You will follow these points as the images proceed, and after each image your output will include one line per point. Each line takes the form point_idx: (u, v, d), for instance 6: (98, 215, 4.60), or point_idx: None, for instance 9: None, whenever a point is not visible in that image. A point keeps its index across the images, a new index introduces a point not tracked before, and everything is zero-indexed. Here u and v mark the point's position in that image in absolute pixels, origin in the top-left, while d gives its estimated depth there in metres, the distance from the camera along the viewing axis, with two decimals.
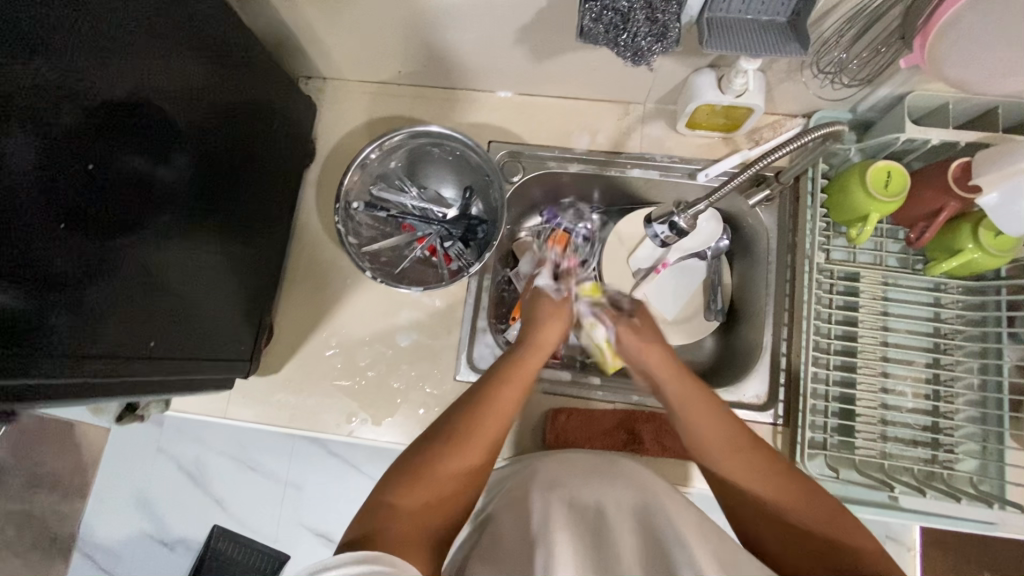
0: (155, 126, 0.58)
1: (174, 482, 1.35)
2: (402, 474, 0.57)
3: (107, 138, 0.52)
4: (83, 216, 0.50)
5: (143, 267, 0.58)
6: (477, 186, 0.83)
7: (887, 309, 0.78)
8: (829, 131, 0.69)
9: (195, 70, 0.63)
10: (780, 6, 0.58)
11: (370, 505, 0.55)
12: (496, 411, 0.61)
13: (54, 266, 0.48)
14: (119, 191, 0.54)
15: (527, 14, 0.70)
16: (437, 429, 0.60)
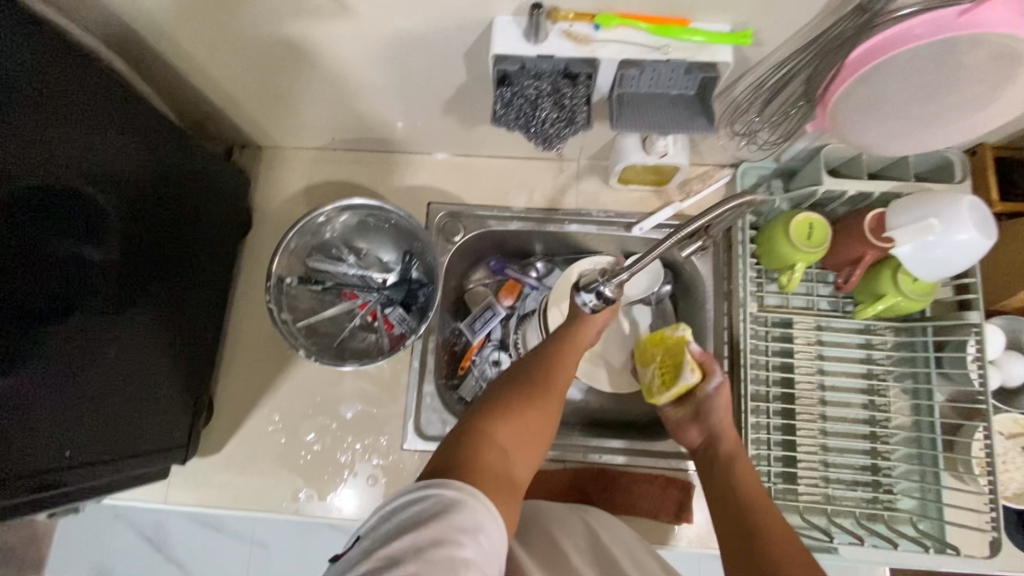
0: (77, 212, 0.56)
1: (131, 550, 1.30)
2: (485, 412, 0.57)
3: (28, 227, 0.50)
4: (9, 311, 0.49)
5: (65, 361, 0.56)
6: (416, 250, 0.83)
7: (822, 352, 0.80)
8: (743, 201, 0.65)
9: (128, 153, 0.63)
10: (687, 82, 0.60)
11: (460, 438, 0.53)
12: (563, 377, 0.63)
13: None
14: (38, 280, 0.52)
15: (449, 88, 0.71)
16: (516, 377, 0.62)
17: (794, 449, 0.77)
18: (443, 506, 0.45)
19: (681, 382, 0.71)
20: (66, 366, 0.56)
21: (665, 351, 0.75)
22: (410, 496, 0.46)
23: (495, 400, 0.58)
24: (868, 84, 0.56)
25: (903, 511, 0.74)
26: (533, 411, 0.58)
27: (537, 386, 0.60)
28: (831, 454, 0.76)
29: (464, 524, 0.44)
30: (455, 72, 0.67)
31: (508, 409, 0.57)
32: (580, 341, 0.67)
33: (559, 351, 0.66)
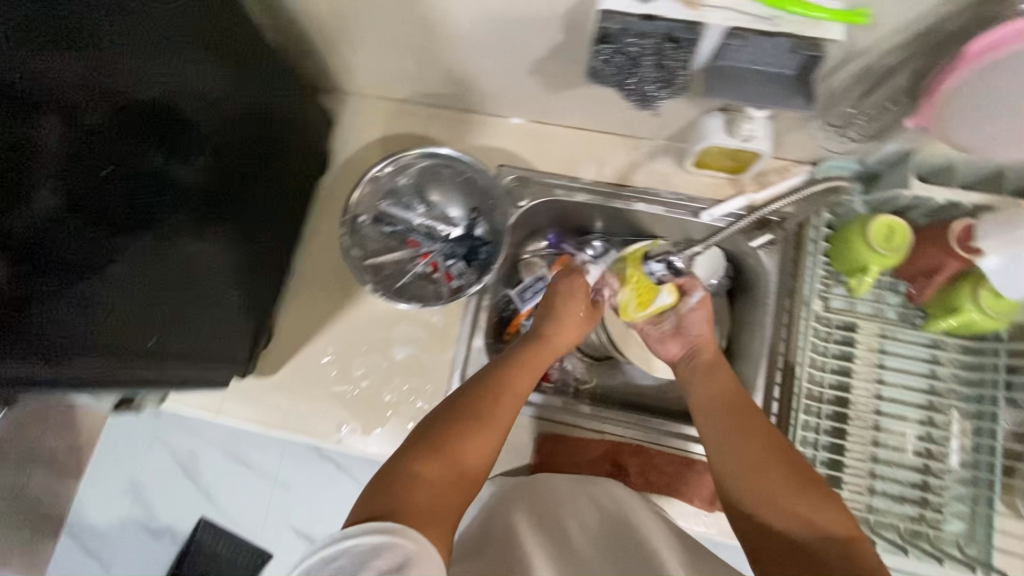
0: (175, 127, 0.59)
1: (167, 473, 1.54)
2: (421, 447, 0.57)
3: (123, 134, 0.53)
4: (99, 210, 0.52)
5: (147, 269, 0.60)
6: (484, 208, 0.85)
7: (884, 361, 0.78)
8: (829, 185, 0.76)
9: (223, 78, 0.65)
10: (789, 60, 0.59)
11: (384, 482, 0.53)
12: (510, 394, 0.66)
13: (61, 253, 0.50)
14: (131, 187, 0.55)
15: (543, 48, 0.72)
16: (457, 402, 0.63)
17: (842, 454, 0.75)
18: (363, 558, 0.44)
19: (659, 303, 0.76)
20: (145, 274, 0.60)
21: (638, 273, 0.79)
22: (328, 553, 0.44)
23: (430, 433, 0.59)
24: (985, 82, 0.54)
25: (950, 532, 0.71)
26: (470, 440, 0.59)
27: (475, 414, 0.61)
28: (880, 464, 0.75)
29: (396, 567, 0.43)
30: (552, 32, 0.68)
31: (442, 443, 0.58)
32: (558, 341, 0.76)
33: (507, 371, 0.68)
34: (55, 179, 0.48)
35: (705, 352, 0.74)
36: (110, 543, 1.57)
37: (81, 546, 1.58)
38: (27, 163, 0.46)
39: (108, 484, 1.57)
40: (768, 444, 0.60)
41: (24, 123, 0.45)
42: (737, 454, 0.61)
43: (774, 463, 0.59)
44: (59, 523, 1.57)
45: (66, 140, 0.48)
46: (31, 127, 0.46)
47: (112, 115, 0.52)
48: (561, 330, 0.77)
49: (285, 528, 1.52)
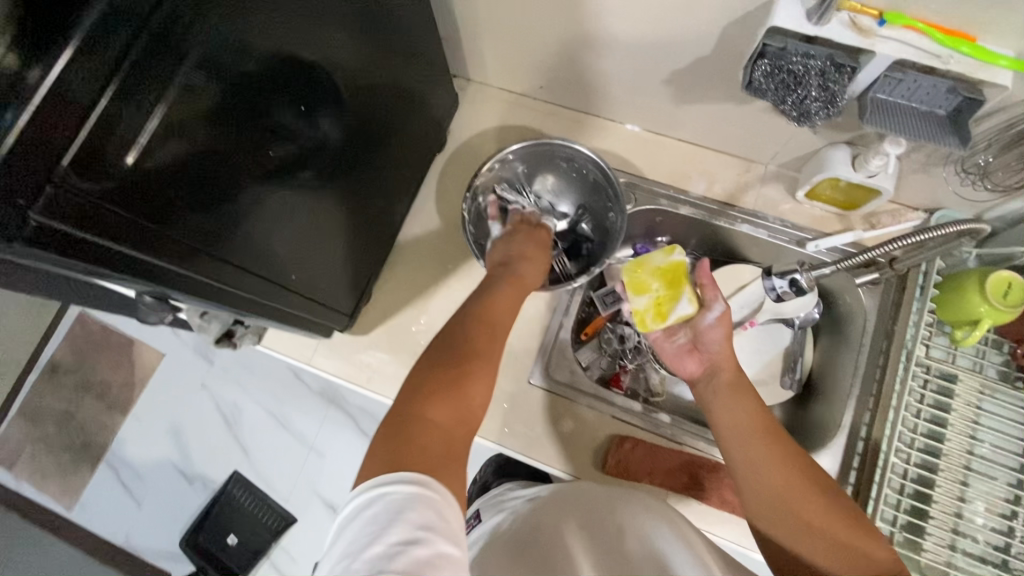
0: (310, 82, 0.59)
1: (211, 421, 1.60)
2: (420, 389, 0.55)
3: (272, 88, 0.54)
4: (260, 162, 0.56)
5: (290, 208, 0.65)
6: (592, 206, 0.87)
7: (980, 418, 0.76)
8: (969, 227, 0.69)
9: (366, 44, 0.68)
10: (943, 100, 0.60)
11: (390, 429, 0.51)
12: (488, 330, 0.63)
13: (234, 198, 0.54)
14: (271, 139, 0.56)
15: (686, 59, 0.74)
16: (433, 350, 0.60)
17: (927, 503, 0.74)
18: (398, 508, 0.43)
19: (679, 313, 0.75)
20: (287, 214, 0.65)
21: (665, 281, 0.78)
22: (364, 502, 0.45)
23: (420, 377, 0.56)
24: None
25: None
26: (468, 373, 0.57)
27: (457, 353, 0.58)
28: (964, 521, 0.73)
29: (425, 521, 0.43)
30: (702, 44, 0.71)
31: (432, 385, 0.55)
32: (531, 278, 0.74)
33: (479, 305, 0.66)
34: (229, 136, 0.50)
35: (725, 372, 0.70)
36: (140, 485, 1.59)
37: (116, 480, 1.60)
38: (191, 119, 0.46)
39: (152, 423, 1.61)
40: (785, 465, 0.60)
41: (211, 82, 0.46)
42: (755, 476, 0.61)
43: (800, 483, 0.59)
44: (100, 452, 1.61)
45: (232, 98, 0.49)
46: (192, 86, 0.45)
47: (265, 70, 0.52)
48: (534, 272, 0.76)
49: (313, 497, 1.54)
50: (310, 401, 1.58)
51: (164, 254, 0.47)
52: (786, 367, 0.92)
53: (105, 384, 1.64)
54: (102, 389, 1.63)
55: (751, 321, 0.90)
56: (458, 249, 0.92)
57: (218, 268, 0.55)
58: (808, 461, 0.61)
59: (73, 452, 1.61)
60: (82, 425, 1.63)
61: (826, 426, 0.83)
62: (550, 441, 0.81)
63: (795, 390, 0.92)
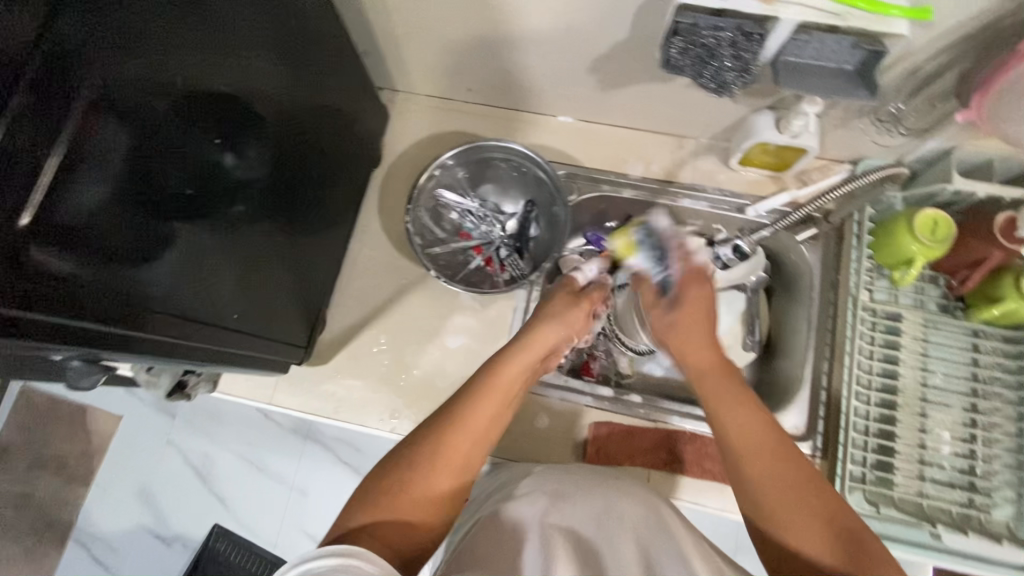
0: (231, 117, 0.59)
1: (180, 478, 1.52)
2: (428, 432, 0.58)
3: (186, 125, 0.53)
4: (158, 202, 0.52)
5: (218, 250, 0.62)
6: (540, 201, 0.86)
7: (928, 351, 0.80)
8: (887, 174, 0.77)
9: (284, 71, 0.66)
10: (850, 55, 0.63)
11: (388, 468, 0.56)
12: (468, 435, 0.58)
13: (136, 247, 0.51)
14: (191, 176, 0.55)
15: (604, 46, 0.75)
16: (404, 453, 0.57)
17: (892, 440, 0.77)
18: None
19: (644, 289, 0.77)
20: (217, 257, 0.62)
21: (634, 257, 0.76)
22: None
23: (377, 479, 0.56)
24: None
25: (1000, 517, 0.72)
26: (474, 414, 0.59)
27: (467, 396, 0.60)
28: (928, 452, 0.76)
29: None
30: (617, 29, 0.71)
31: (392, 487, 0.54)
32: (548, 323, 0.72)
33: (467, 404, 0.60)
34: (125, 183, 0.48)
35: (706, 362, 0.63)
36: (115, 557, 1.52)
37: (88, 555, 1.52)
38: (84, 162, 0.44)
39: (117, 490, 1.53)
40: (785, 478, 0.53)
41: (96, 132, 0.44)
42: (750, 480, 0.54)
43: (787, 496, 0.52)
44: (65, 531, 1.53)
45: (129, 143, 0.47)
46: (94, 129, 0.44)
47: (175, 109, 0.51)
48: (537, 336, 0.69)
49: (302, 536, 1.49)
50: (283, 441, 1.50)
51: (49, 314, 0.44)
52: (747, 329, 0.92)
53: (60, 458, 1.54)
54: (57, 464, 1.54)
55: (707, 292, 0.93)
56: (409, 263, 0.90)
57: (133, 321, 0.52)
58: (804, 465, 0.53)
59: (36, 535, 1.52)
60: (42, 507, 1.52)
61: (790, 382, 0.85)
62: (528, 440, 0.81)
63: (756, 351, 0.92)
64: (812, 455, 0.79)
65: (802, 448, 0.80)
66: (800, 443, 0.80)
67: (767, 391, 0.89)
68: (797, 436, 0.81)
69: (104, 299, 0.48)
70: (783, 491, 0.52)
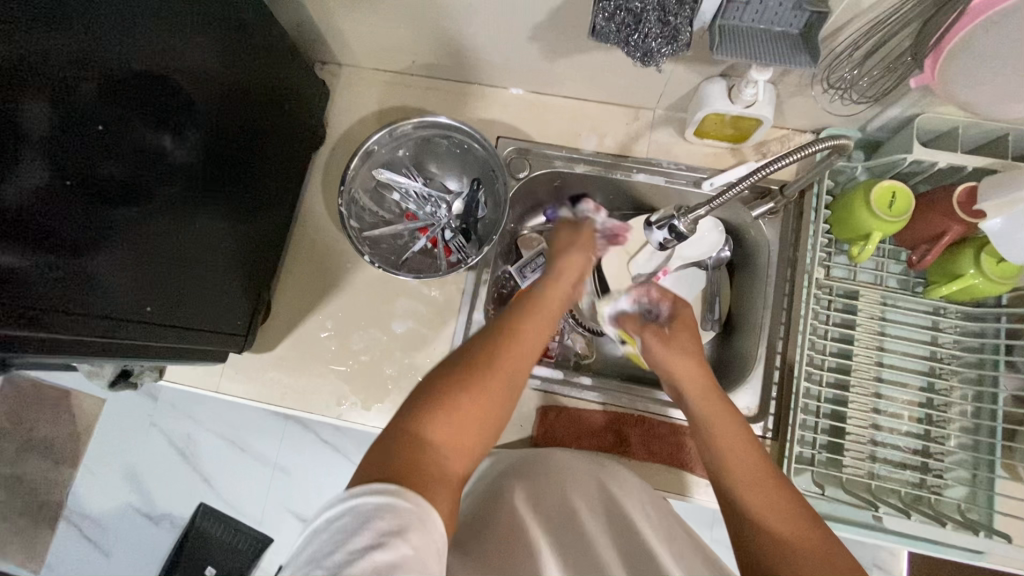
0: (164, 99, 0.58)
1: (164, 458, 1.54)
2: (486, 334, 0.53)
3: (107, 106, 0.53)
4: (83, 183, 0.51)
5: (146, 234, 0.58)
6: (485, 179, 0.83)
7: (885, 329, 0.77)
8: (835, 143, 0.67)
9: (225, 59, 0.67)
10: (792, 18, 0.59)
11: (438, 371, 0.51)
12: (518, 346, 0.53)
13: (50, 227, 0.48)
14: (121, 158, 0.54)
15: (542, 11, 0.71)
16: (455, 355, 0.52)
17: (844, 421, 0.75)
18: (366, 519, 0.40)
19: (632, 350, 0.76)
20: (147, 243, 0.59)
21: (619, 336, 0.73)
22: (332, 512, 0.41)
23: (429, 381, 0.50)
24: (982, 37, 0.54)
25: (951, 496, 0.71)
26: (530, 320, 0.55)
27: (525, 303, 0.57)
28: (881, 433, 0.75)
29: (394, 529, 0.39)
30: None
31: (445, 397, 0.48)
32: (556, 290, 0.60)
33: (516, 314, 0.55)
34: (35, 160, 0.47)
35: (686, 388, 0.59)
36: (105, 535, 1.56)
37: (79, 533, 1.56)
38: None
39: (104, 471, 1.55)
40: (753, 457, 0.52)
41: (7, 106, 0.44)
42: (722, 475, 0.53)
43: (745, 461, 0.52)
44: (57, 510, 1.57)
45: (42, 118, 0.47)
46: (5, 108, 0.44)
47: (95, 89, 0.51)
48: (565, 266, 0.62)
49: (285, 513, 1.51)
50: (263, 421, 1.52)
51: None
52: (706, 308, 0.90)
53: (48, 442, 1.57)
54: (46, 447, 1.57)
55: (666, 270, 0.88)
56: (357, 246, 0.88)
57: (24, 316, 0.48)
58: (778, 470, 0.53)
59: (30, 514, 1.58)
60: (33, 487, 1.58)
61: (744, 361, 0.83)
62: None
63: (715, 330, 0.90)
64: (761, 436, 0.77)
65: (752, 429, 0.77)
66: (750, 424, 0.77)
67: (724, 370, 0.87)
68: (748, 416, 0.78)
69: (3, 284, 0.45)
70: (752, 466, 0.51)
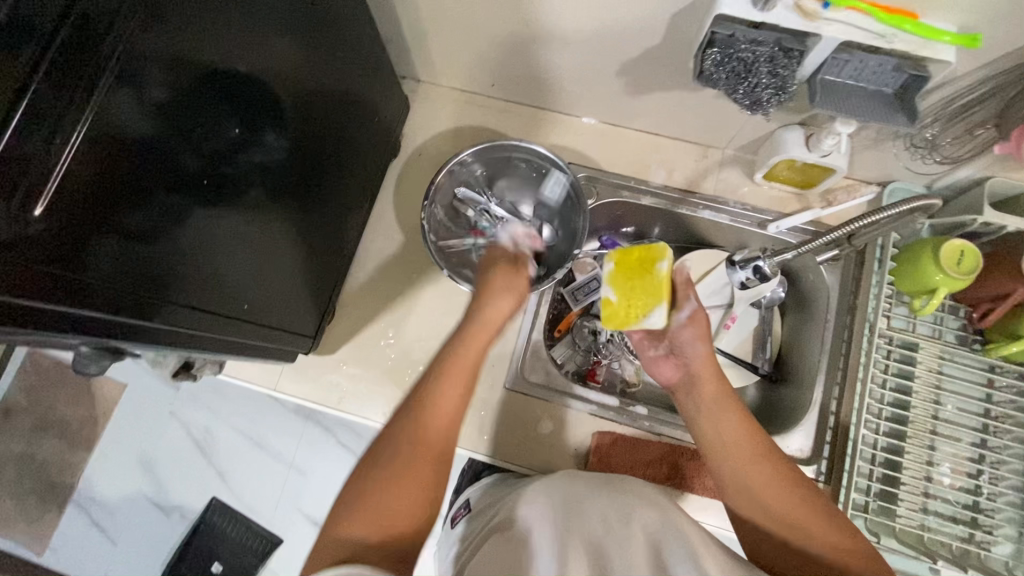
0: (256, 100, 0.57)
1: (183, 449, 1.53)
2: (410, 407, 0.57)
3: (209, 108, 0.51)
4: (189, 183, 0.50)
5: (235, 233, 0.59)
6: (558, 204, 0.85)
7: (941, 382, 0.79)
8: (925, 203, 0.68)
9: (303, 53, 0.64)
10: (891, 79, 0.61)
11: (369, 457, 0.56)
12: (438, 414, 0.57)
13: (159, 229, 0.48)
14: (218, 160, 0.53)
15: (637, 49, 0.73)
16: (390, 431, 0.56)
17: (897, 471, 0.76)
18: None
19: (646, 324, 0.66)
20: (229, 237, 0.58)
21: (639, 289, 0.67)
22: None
23: (359, 473, 0.55)
24: None
25: (999, 553, 0.72)
26: (443, 385, 0.58)
27: (451, 358, 0.61)
28: (933, 485, 0.75)
29: None
30: (651, 33, 0.70)
31: (369, 488, 0.53)
32: (489, 314, 0.66)
33: (433, 381, 0.59)
34: (149, 161, 0.45)
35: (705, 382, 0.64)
36: (113, 523, 1.52)
37: (87, 518, 1.52)
38: (114, 147, 0.42)
39: (120, 457, 1.53)
40: (770, 467, 0.57)
41: (118, 105, 0.42)
42: (736, 477, 0.58)
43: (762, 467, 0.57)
44: (66, 494, 1.53)
45: (153, 117, 0.45)
46: (124, 110, 0.42)
47: (201, 89, 0.49)
48: (490, 313, 0.66)
49: (298, 514, 1.50)
50: (286, 419, 1.53)
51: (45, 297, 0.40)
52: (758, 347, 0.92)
53: (65, 423, 1.54)
54: (62, 429, 1.54)
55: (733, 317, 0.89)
56: (422, 258, 0.90)
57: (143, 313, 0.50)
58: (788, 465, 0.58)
59: (37, 496, 1.53)
60: (44, 467, 1.54)
61: (798, 403, 0.84)
62: (529, 444, 0.81)
63: (767, 369, 0.91)
64: (814, 479, 0.78)
65: (805, 471, 0.78)
66: (803, 466, 0.78)
67: (774, 410, 0.88)
68: (802, 458, 0.79)
69: (116, 283, 0.45)
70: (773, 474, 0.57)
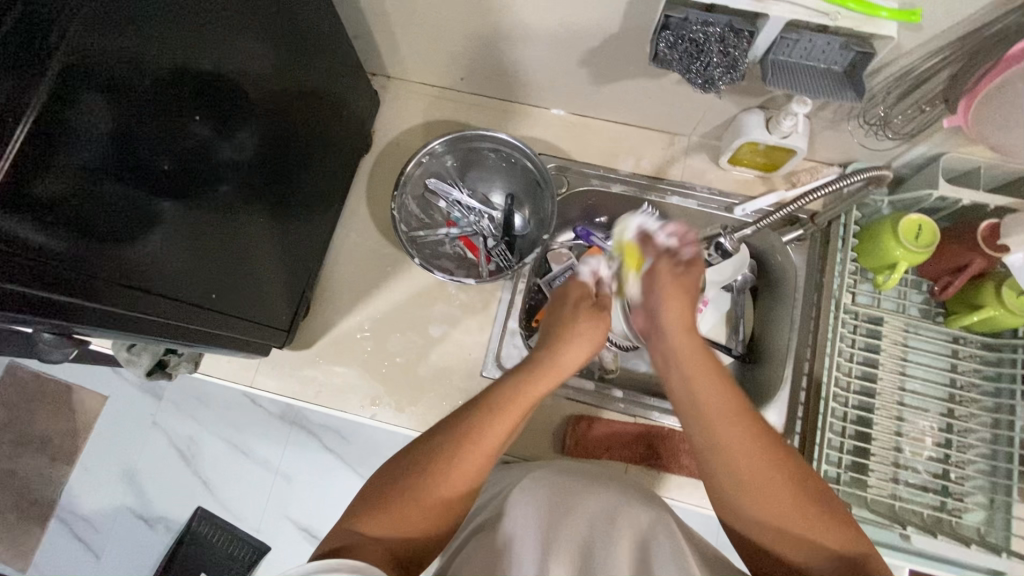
0: (220, 97, 0.57)
1: (166, 461, 1.50)
2: (450, 435, 0.54)
3: (170, 106, 0.51)
4: (151, 179, 0.50)
5: (202, 228, 0.58)
6: (529, 193, 0.87)
7: (907, 355, 0.81)
8: (872, 175, 0.72)
9: (268, 52, 0.64)
10: (838, 57, 0.63)
11: (399, 463, 0.55)
12: (481, 451, 0.54)
13: (117, 226, 0.48)
14: (180, 155, 0.53)
15: (597, 38, 0.75)
16: (421, 450, 0.55)
17: (868, 442, 0.78)
18: None
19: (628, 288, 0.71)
20: (190, 228, 0.57)
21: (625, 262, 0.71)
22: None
23: (378, 487, 0.54)
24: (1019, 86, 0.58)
25: (970, 520, 0.73)
26: (490, 421, 0.55)
27: (505, 393, 0.57)
28: (903, 455, 0.77)
29: None
30: (607, 22, 0.71)
31: (384, 498, 0.53)
32: (562, 361, 0.61)
33: (483, 414, 0.55)
34: (109, 156, 0.45)
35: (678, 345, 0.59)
36: (96, 537, 1.50)
37: (71, 533, 1.50)
38: (69, 143, 0.42)
39: (102, 470, 1.50)
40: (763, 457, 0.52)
41: (70, 105, 0.42)
42: (722, 462, 0.54)
43: (753, 456, 0.52)
44: (49, 509, 1.51)
45: (113, 113, 0.45)
46: (81, 107, 0.42)
47: (160, 86, 0.49)
48: (566, 349, 0.62)
49: (285, 520, 1.48)
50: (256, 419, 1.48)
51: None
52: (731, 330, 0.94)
53: (46, 437, 1.52)
54: (43, 443, 1.52)
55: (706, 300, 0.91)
56: (396, 251, 0.90)
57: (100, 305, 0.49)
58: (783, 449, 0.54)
59: (20, 512, 1.51)
60: (26, 482, 1.52)
61: (770, 381, 0.85)
62: None
63: (740, 350, 0.93)
64: None
65: None
66: None
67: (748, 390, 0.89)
68: None
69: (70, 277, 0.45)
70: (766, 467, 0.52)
